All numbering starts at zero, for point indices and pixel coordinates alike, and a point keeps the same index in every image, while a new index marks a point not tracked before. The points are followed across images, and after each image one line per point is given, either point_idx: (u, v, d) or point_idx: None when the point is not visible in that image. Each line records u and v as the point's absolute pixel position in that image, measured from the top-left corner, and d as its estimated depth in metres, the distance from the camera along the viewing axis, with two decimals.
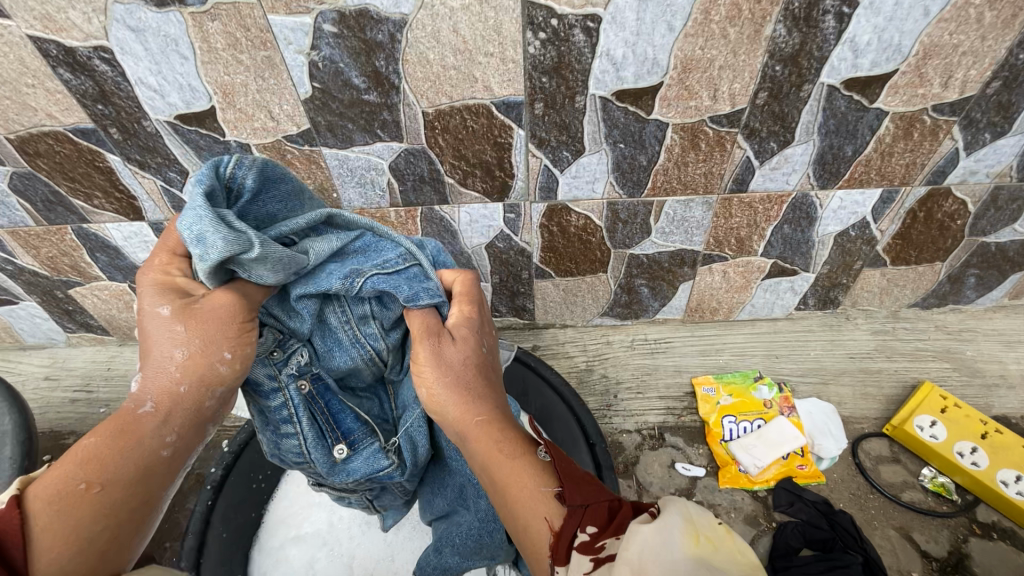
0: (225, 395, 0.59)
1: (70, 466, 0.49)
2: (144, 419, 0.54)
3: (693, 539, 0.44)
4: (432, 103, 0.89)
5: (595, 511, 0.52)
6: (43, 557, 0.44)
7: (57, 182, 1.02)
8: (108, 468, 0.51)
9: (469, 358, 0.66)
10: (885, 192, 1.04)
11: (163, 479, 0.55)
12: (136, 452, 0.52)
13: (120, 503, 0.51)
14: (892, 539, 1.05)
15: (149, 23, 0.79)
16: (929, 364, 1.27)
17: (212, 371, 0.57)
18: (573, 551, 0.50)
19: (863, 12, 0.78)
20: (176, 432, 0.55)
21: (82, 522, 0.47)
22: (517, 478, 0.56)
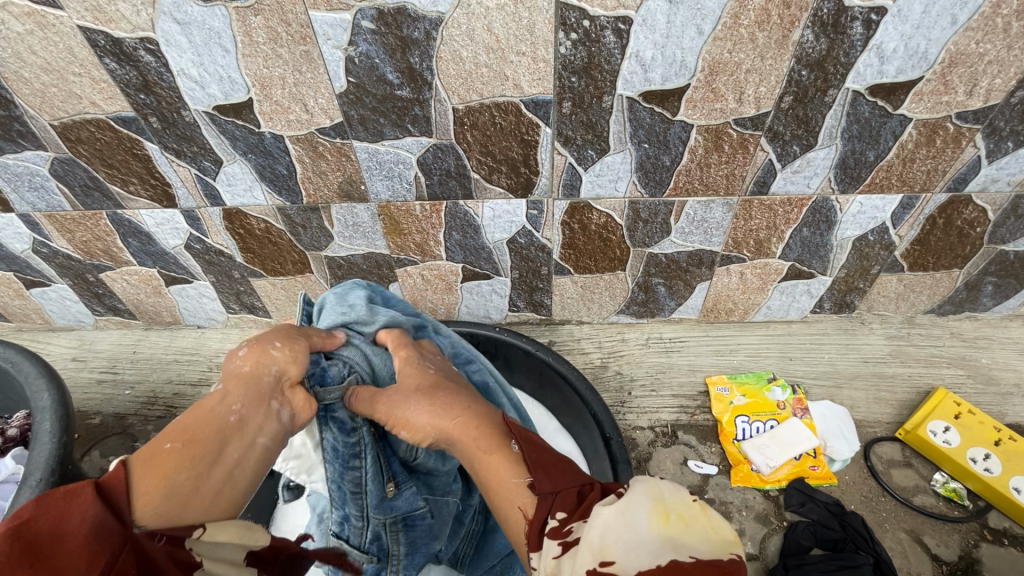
0: (283, 377, 0.68)
1: (159, 438, 0.57)
2: (213, 398, 0.63)
3: (662, 516, 0.47)
4: (462, 99, 0.92)
5: (565, 497, 0.54)
6: (140, 499, 0.51)
7: (96, 169, 1.05)
8: (185, 434, 0.58)
9: (420, 380, 0.75)
10: (906, 198, 1.05)
11: (237, 440, 0.61)
12: (206, 419, 0.60)
13: (198, 457, 0.57)
14: (903, 542, 1.06)
15: (195, 16, 0.82)
16: (943, 371, 1.27)
17: (264, 360, 0.68)
18: (543, 536, 0.52)
19: (891, 20, 0.79)
20: (240, 404, 0.63)
21: (165, 476, 0.53)
22: (493, 469, 0.61)
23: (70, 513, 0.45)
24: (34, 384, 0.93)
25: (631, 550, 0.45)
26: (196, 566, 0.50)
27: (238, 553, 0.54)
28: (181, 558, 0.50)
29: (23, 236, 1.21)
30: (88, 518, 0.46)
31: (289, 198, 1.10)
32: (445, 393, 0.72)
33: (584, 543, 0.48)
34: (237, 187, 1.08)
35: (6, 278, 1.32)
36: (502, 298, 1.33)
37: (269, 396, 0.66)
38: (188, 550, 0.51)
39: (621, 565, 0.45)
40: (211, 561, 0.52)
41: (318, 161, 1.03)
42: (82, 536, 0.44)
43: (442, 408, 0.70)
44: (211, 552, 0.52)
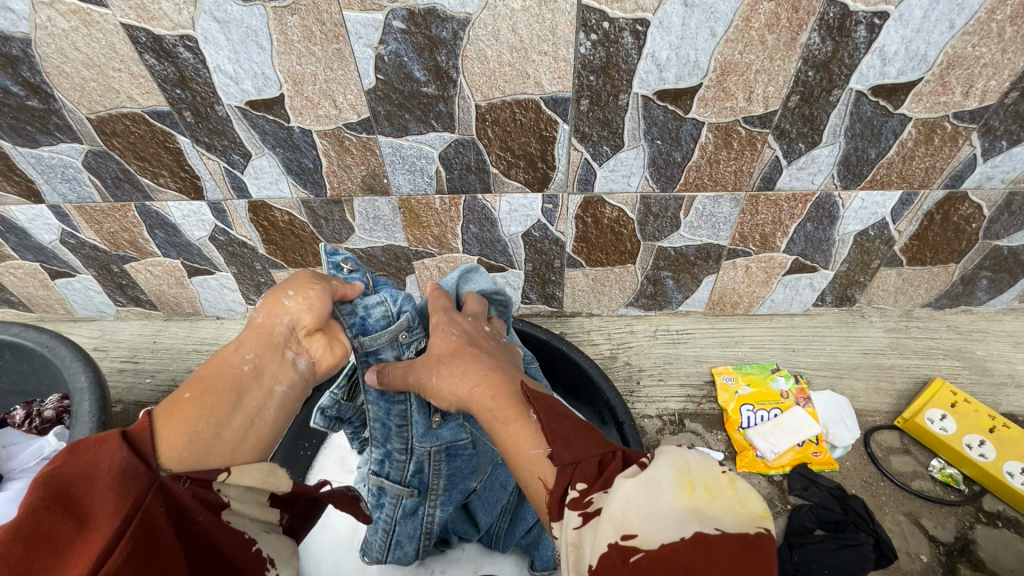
0: (297, 327, 0.69)
1: (183, 387, 0.59)
2: (226, 350, 0.64)
3: (687, 490, 0.46)
4: (485, 96, 0.96)
5: (586, 467, 0.52)
6: (164, 445, 0.53)
7: (128, 161, 1.09)
8: (205, 384, 0.59)
9: (444, 347, 0.74)
10: (904, 194, 1.10)
11: (256, 387, 0.62)
12: (222, 369, 0.62)
13: (217, 406, 0.58)
14: (901, 524, 1.11)
15: (234, 15, 0.86)
16: (940, 362, 1.32)
17: (278, 308, 0.68)
18: (564, 507, 0.50)
19: (893, 23, 0.84)
20: (255, 354, 0.64)
21: (188, 422, 0.56)
22: (512, 437, 0.60)
23: (99, 460, 0.49)
24: (70, 368, 0.96)
25: (652, 524, 0.44)
26: (224, 508, 0.56)
27: (261, 497, 0.60)
28: (210, 500, 0.55)
29: (52, 227, 1.24)
30: (114, 465, 0.49)
31: (313, 191, 1.14)
32: (463, 355, 0.72)
33: (604, 515, 0.46)
34: (264, 180, 1.12)
35: (32, 268, 1.36)
36: (515, 291, 1.37)
37: (281, 346, 0.66)
38: (217, 491, 0.55)
39: (643, 538, 0.43)
40: (239, 501, 0.58)
41: (343, 155, 1.07)
42: (108, 483, 0.48)
43: (461, 372, 0.70)
44: (238, 493, 0.57)
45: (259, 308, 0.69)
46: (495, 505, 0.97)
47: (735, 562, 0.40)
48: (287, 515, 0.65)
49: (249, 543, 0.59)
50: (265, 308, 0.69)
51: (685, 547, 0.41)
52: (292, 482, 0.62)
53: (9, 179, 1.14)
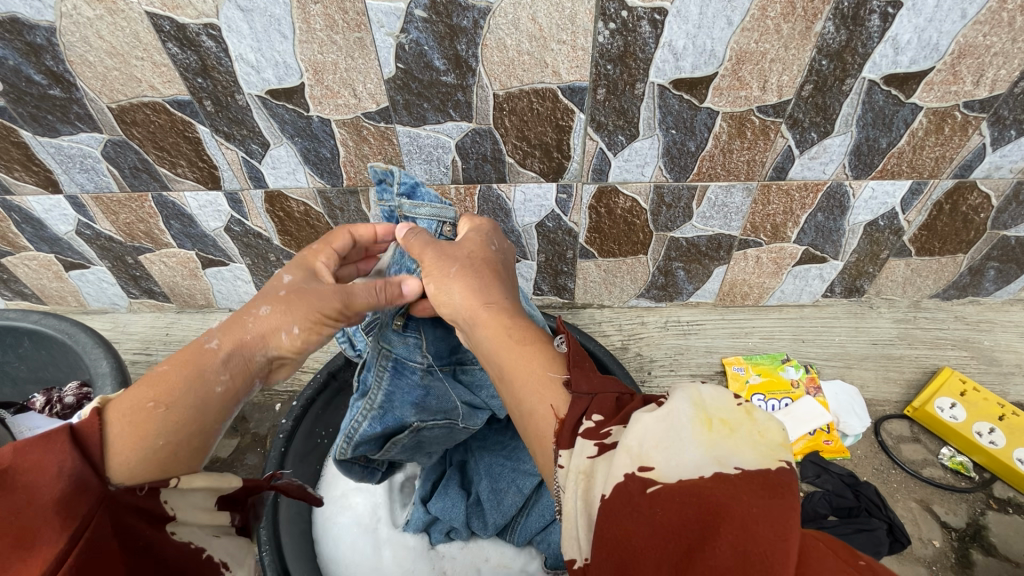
0: (277, 357, 0.67)
1: (143, 389, 0.56)
2: (207, 354, 0.62)
3: (699, 426, 0.46)
4: (503, 85, 0.98)
5: (602, 401, 0.53)
6: (117, 457, 0.52)
7: (147, 151, 1.10)
8: (172, 393, 0.56)
9: (476, 252, 0.75)
10: (914, 183, 1.11)
11: (216, 414, 0.60)
12: (195, 385, 0.58)
13: (182, 425, 0.56)
14: (913, 510, 1.12)
15: (258, 4, 0.87)
16: (948, 352, 1.34)
17: (274, 337, 0.66)
18: (577, 436, 0.50)
19: (906, 13, 0.86)
20: (230, 376, 0.62)
21: (145, 436, 0.53)
22: (524, 360, 0.60)
23: (47, 467, 0.47)
24: (91, 354, 0.97)
25: (667, 459, 0.43)
26: (171, 519, 0.56)
27: (208, 498, 0.60)
28: (156, 515, 0.55)
29: (68, 218, 1.25)
30: (63, 473, 0.48)
31: (330, 181, 1.15)
32: (485, 273, 0.72)
33: (621, 447, 0.45)
34: (281, 170, 1.13)
35: (47, 260, 1.36)
36: (527, 282, 1.38)
37: (253, 373, 0.65)
38: (165, 504, 0.56)
39: (658, 471, 0.42)
40: (184, 510, 0.58)
41: (361, 145, 1.08)
42: (53, 495, 0.46)
43: (478, 290, 0.70)
44: (182, 504, 0.58)
45: (255, 315, 0.67)
46: (509, 504, 0.96)
47: (758, 497, 0.38)
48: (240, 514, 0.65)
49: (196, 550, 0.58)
50: (262, 322, 0.66)
51: (705, 483, 0.40)
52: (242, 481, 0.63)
53: (27, 169, 1.14)
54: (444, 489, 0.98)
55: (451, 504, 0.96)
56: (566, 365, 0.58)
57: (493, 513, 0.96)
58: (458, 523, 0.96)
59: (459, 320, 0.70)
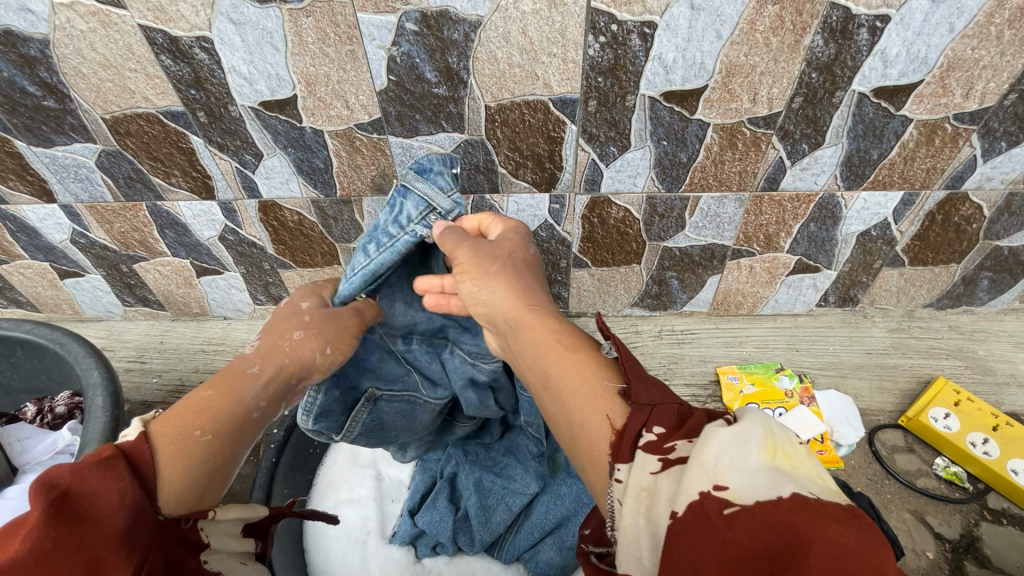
0: (301, 380, 0.70)
1: (188, 414, 0.57)
2: (247, 379, 0.64)
3: (769, 451, 0.44)
4: (495, 97, 0.98)
5: (662, 413, 0.51)
6: (168, 485, 0.52)
7: (141, 161, 1.10)
8: (216, 420, 0.58)
9: (514, 251, 0.73)
10: (906, 194, 1.11)
11: (248, 440, 0.62)
12: (234, 410, 0.60)
13: (222, 453, 0.58)
14: (907, 521, 1.11)
15: (250, 17, 0.88)
16: (942, 362, 1.33)
17: (304, 360, 0.70)
18: (637, 449, 0.49)
19: (894, 27, 0.86)
20: (266, 402, 0.64)
21: (194, 465, 0.54)
22: (573, 369, 0.58)
23: (109, 494, 0.47)
24: (83, 364, 0.97)
25: (744, 479, 0.41)
26: (205, 547, 0.56)
27: (235, 527, 0.60)
28: (194, 542, 0.55)
29: (63, 227, 1.26)
30: (124, 502, 0.47)
31: (323, 191, 1.15)
32: (526, 276, 0.70)
33: (695, 463, 0.43)
34: (274, 180, 1.14)
35: (42, 268, 1.36)
36: None
37: (282, 398, 0.67)
38: (200, 532, 0.56)
39: (736, 491, 0.41)
40: (217, 538, 0.58)
41: (354, 155, 1.08)
42: (119, 525, 0.46)
43: (521, 292, 0.67)
44: (216, 532, 0.58)
45: (290, 340, 0.69)
46: (497, 522, 0.96)
47: (849, 532, 0.35)
48: (263, 543, 0.64)
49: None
50: (293, 346, 0.69)
51: (784, 507, 0.38)
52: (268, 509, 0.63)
53: (22, 179, 1.15)
54: (433, 502, 0.98)
55: (439, 517, 0.95)
56: (623, 373, 0.56)
57: (481, 530, 0.95)
58: (445, 538, 0.95)
59: (500, 321, 0.67)
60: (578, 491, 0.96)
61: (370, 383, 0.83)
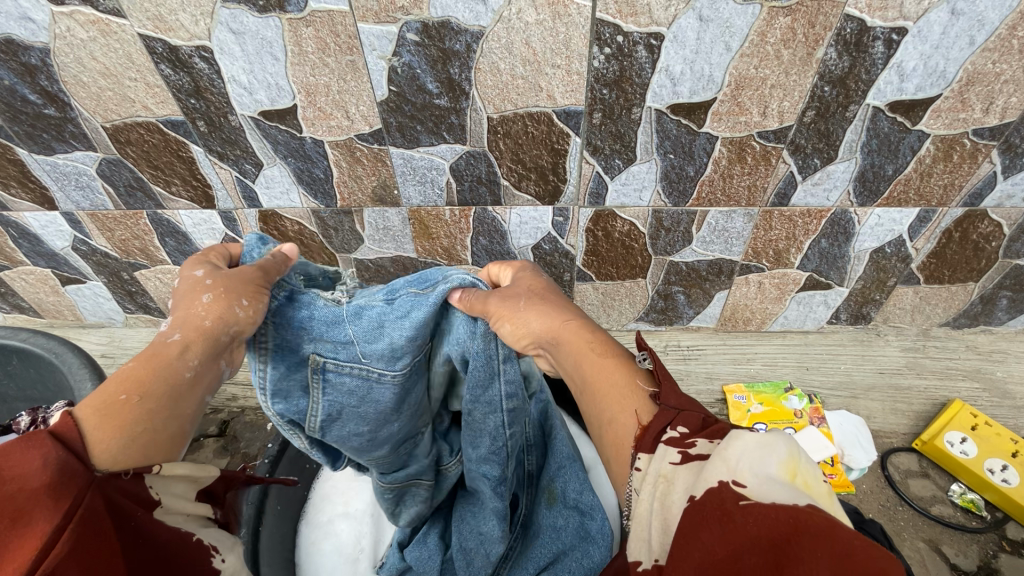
0: (241, 335, 0.58)
1: (108, 385, 0.48)
2: (169, 346, 0.52)
3: (793, 471, 0.37)
4: (497, 109, 0.96)
5: (689, 416, 0.45)
6: (98, 447, 0.43)
7: (141, 169, 1.09)
8: (142, 383, 0.49)
9: (534, 284, 0.66)
10: (922, 211, 1.08)
11: (193, 402, 0.52)
12: (162, 371, 0.50)
13: (155, 412, 0.48)
14: (921, 551, 1.07)
15: (250, 26, 0.87)
16: (959, 383, 1.29)
17: (229, 317, 0.56)
18: (660, 442, 0.44)
19: (911, 39, 0.83)
20: (198, 358, 0.53)
21: (122, 428, 0.45)
22: (605, 374, 0.53)
23: (28, 459, 0.39)
24: (76, 375, 0.95)
25: (764, 482, 0.36)
26: (155, 505, 0.46)
27: (190, 490, 0.50)
28: (142, 498, 0.45)
29: (64, 234, 1.25)
30: (48, 462, 0.40)
31: (324, 201, 1.14)
32: (556, 299, 0.62)
33: (716, 456, 0.39)
34: (274, 190, 1.13)
35: (44, 274, 1.36)
36: None
37: (222, 354, 0.56)
38: (148, 489, 0.46)
39: (753, 491, 0.35)
40: (170, 498, 0.48)
41: (354, 166, 1.07)
42: (43, 482, 0.39)
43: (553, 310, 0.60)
44: (169, 490, 0.48)
45: (202, 305, 0.55)
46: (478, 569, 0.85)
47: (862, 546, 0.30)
48: (223, 511, 0.54)
49: (187, 537, 0.47)
50: (210, 308, 0.55)
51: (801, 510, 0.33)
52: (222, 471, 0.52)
53: (24, 186, 1.15)
54: (424, 537, 0.91)
55: (427, 554, 0.88)
56: (655, 376, 0.51)
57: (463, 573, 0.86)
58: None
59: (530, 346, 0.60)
60: (578, 524, 0.84)
61: (311, 348, 0.64)
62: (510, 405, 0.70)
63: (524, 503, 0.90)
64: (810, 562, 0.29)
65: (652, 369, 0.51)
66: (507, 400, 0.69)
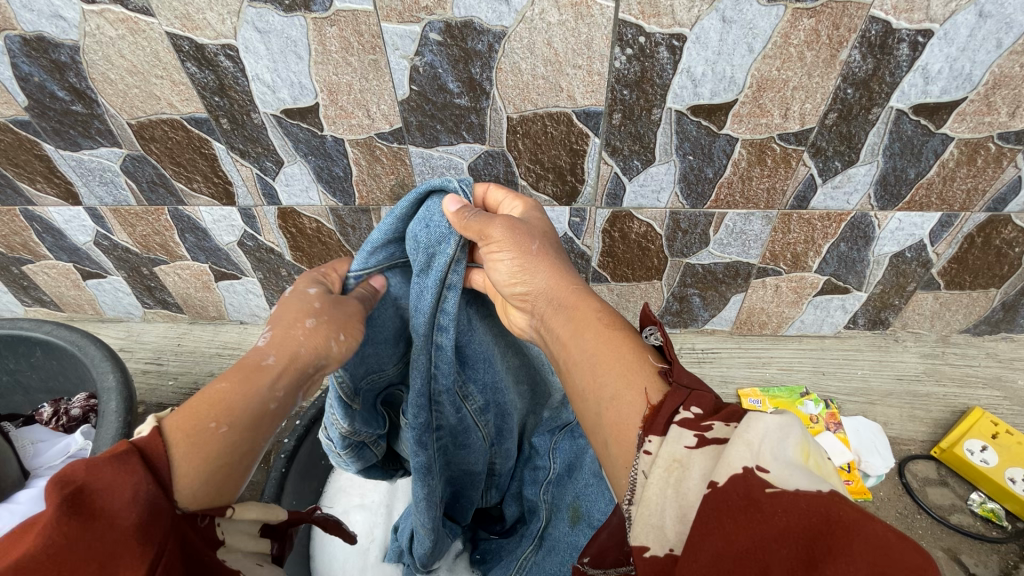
0: (321, 371, 0.64)
1: (200, 406, 0.51)
2: (265, 370, 0.58)
3: (806, 453, 0.38)
4: (517, 109, 0.97)
5: (701, 396, 0.45)
6: (183, 482, 0.46)
7: (164, 165, 1.11)
8: (234, 411, 0.53)
9: (544, 232, 0.70)
10: (944, 216, 1.07)
11: (269, 436, 0.56)
12: (253, 399, 0.55)
13: (240, 442, 0.52)
14: (939, 560, 1.05)
15: (275, 26, 0.88)
16: (979, 391, 1.27)
17: (322, 350, 0.62)
18: (673, 423, 0.43)
19: (936, 42, 0.83)
20: (284, 391, 0.59)
21: (210, 457, 0.49)
22: (613, 352, 0.53)
23: (121, 493, 0.41)
24: (100, 367, 0.96)
25: (786, 468, 0.36)
26: (220, 543, 0.48)
27: (253, 526, 0.52)
28: (209, 539, 0.47)
29: (87, 228, 1.27)
30: (138, 498, 0.41)
31: (342, 200, 1.15)
32: (563, 262, 0.68)
33: (736, 438, 0.38)
34: (294, 188, 1.14)
35: (66, 268, 1.38)
36: None
37: (300, 386, 0.62)
38: (217, 527, 0.48)
39: (776, 476, 0.35)
40: (233, 536, 0.50)
41: (373, 164, 1.07)
42: (133, 522, 0.39)
43: (564, 274, 0.65)
44: (234, 530, 0.50)
45: (302, 328, 0.63)
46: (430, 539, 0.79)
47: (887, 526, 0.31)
48: (279, 546, 0.55)
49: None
50: (309, 335, 0.63)
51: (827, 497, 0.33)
52: (289, 510, 0.55)
53: (49, 181, 1.16)
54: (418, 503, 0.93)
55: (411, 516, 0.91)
56: (664, 353, 0.52)
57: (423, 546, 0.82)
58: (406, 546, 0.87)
59: (542, 304, 0.64)
60: None
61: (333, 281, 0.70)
62: (440, 341, 0.67)
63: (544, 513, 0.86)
64: (846, 554, 0.29)
65: (661, 344, 0.52)
66: (440, 332, 0.66)
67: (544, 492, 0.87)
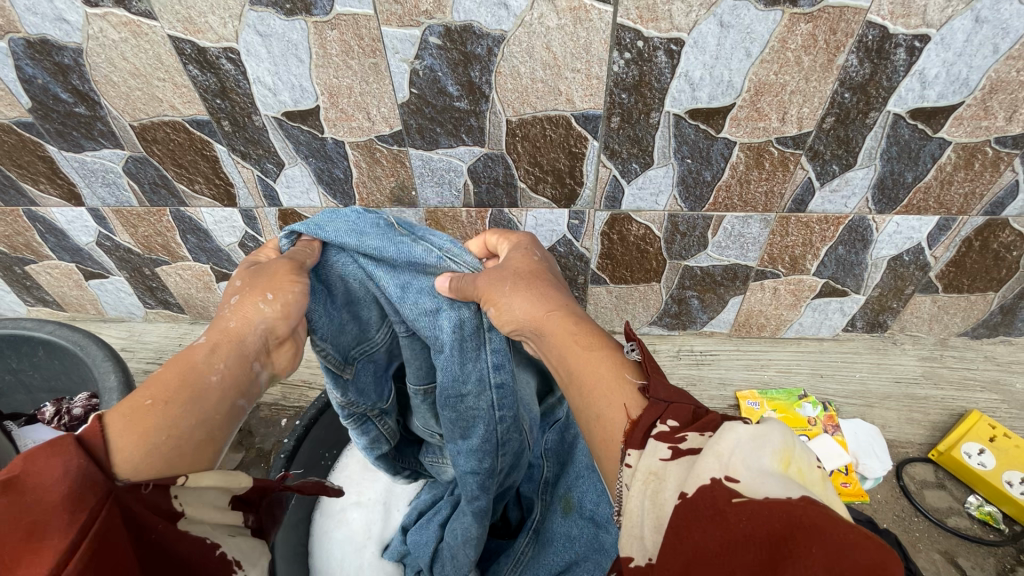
0: (271, 338, 0.61)
1: (136, 390, 0.50)
2: (196, 350, 0.56)
3: (787, 461, 0.38)
4: (516, 112, 0.97)
5: (679, 409, 0.45)
6: (122, 456, 0.43)
7: (166, 167, 1.12)
8: (169, 388, 0.50)
9: (526, 263, 0.69)
10: (942, 219, 1.07)
11: (222, 404, 0.53)
12: (189, 373, 0.53)
13: (184, 411, 0.49)
14: (936, 562, 1.05)
15: (276, 29, 0.89)
16: (977, 394, 1.27)
17: (253, 319, 0.60)
18: (650, 438, 0.44)
19: (934, 47, 0.83)
20: (226, 363, 0.56)
21: (149, 432, 0.46)
22: (593, 367, 0.54)
23: (51, 469, 0.39)
24: (100, 367, 0.97)
25: (758, 477, 0.36)
26: (179, 516, 0.44)
27: (221, 498, 0.48)
28: (164, 510, 0.44)
29: (89, 229, 1.28)
30: (69, 471, 0.39)
31: (342, 201, 1.16)
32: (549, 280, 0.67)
33: (708, 450, 0.39)
34: (294, 189, 1.14)
35: (69, 269, 1.39)
36: None
37: (250, 358, 0.59)
38: (171, 499, 0.44)
39: (745, 485, 0.36)
40: (196, 507, 0.46)
41: (374, 166, 1.08)
42: (61, 494, 0.37)
43: (550, 297, 0.64)
44: (195, 500, 0.46)
45: (229, 307, 0.61)
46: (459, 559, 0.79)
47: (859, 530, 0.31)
48: (255, 517, 0.51)
49: (211, 550, 0.46)
50: (236, 310, 0.60)
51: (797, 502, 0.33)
52: (257, 478, 0.50)
53: (52, 182, 1.17)
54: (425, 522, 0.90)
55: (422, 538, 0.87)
56: (643, 369, 0.52)
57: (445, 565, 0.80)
58: (425, 563, 0.85)
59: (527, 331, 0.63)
60: (591, 536, 0.81)
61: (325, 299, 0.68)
62: (497, 381, 0.71)
63: (539, 509, 0.87)
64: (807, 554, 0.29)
65: (641, 360, 0.53)
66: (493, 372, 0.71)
67: (540, 492, 0.88)
